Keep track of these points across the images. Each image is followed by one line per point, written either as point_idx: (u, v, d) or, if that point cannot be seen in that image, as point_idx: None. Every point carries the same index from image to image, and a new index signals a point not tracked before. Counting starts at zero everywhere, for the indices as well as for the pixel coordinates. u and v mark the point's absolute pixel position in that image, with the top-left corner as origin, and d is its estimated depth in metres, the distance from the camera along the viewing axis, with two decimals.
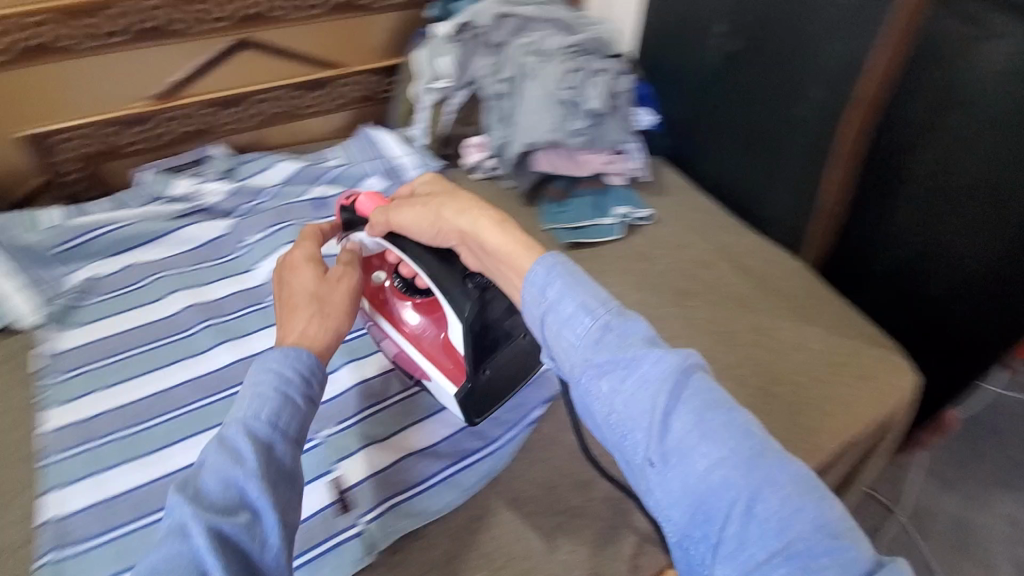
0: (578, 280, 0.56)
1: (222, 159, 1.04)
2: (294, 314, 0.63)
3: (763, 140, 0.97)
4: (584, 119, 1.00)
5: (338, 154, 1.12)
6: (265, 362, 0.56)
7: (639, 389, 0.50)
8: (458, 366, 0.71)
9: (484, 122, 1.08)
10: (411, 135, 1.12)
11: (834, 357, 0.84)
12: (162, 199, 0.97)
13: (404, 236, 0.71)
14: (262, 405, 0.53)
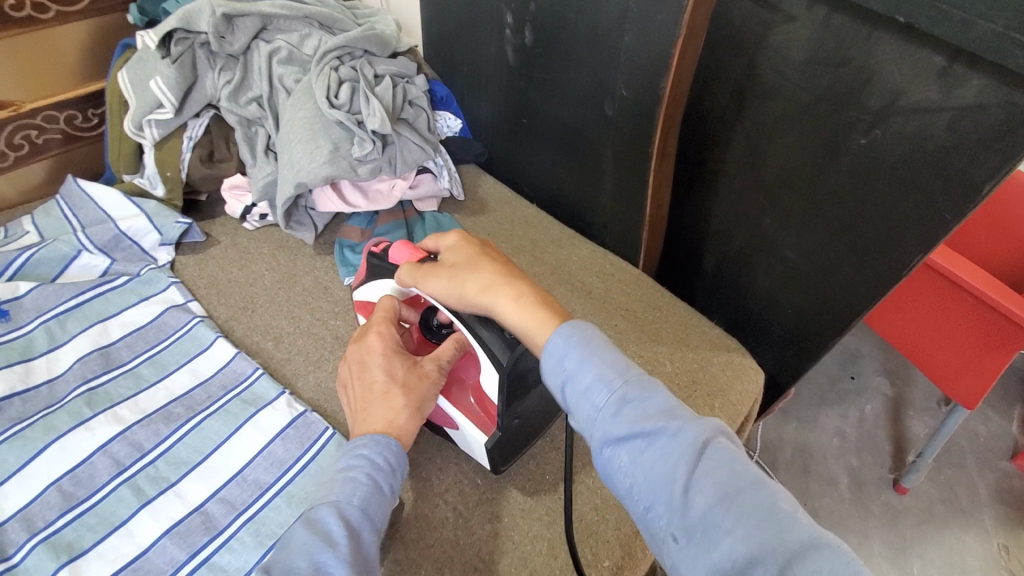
0: (594, 346, 0.47)
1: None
2: (376, 402, 0.53)
3: (580, 141, 0.87)
4: (370, 141, 0.79)
5: (33, 231, 0.80)
6: (355, 446, 0.49)
7: (658, 458, 0.42)
8: (489, 417, 0.59)
9: (241, 156, 0.82)
10: (140, 186, 0.84)
11: (689, 375, 0.77)
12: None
13: None
14: (354, 489, 0.45)
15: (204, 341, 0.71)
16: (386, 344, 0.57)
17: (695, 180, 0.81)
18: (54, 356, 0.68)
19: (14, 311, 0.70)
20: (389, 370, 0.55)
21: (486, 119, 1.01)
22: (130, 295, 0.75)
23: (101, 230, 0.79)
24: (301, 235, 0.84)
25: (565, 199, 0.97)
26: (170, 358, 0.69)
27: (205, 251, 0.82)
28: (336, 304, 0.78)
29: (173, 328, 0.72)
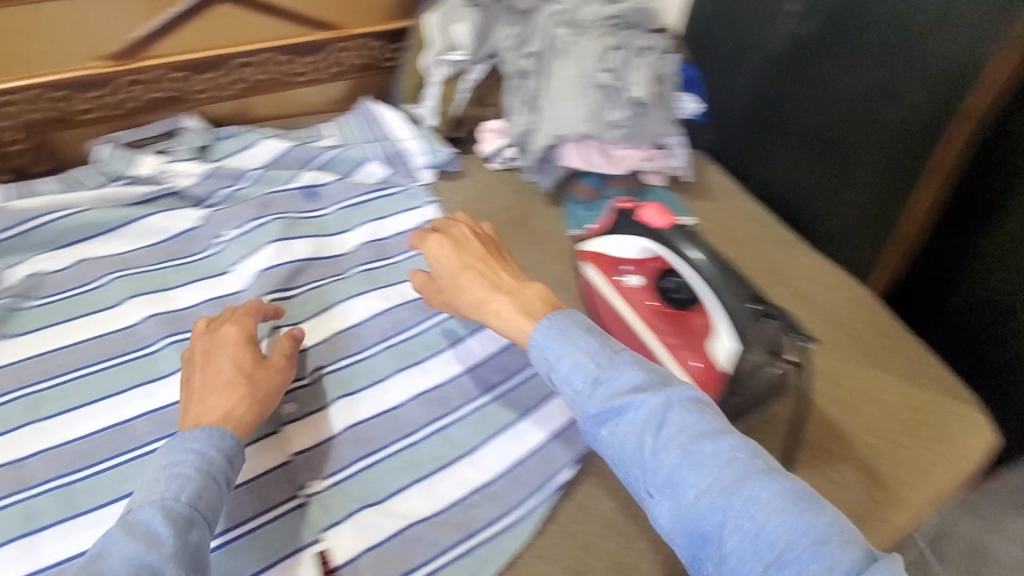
0: (568, 331, 0.53)
1: (195, 134, 0.88)
2: (217, 389, 0.55)
3: (835, 143, 0.85)
4: (628, 108, 0.83)
5: (333, 135, 0.96)
6: (183, 442, 0.49)
7: (631, 431, 0.47)
8: (709, 381, 0.61)
9: (506, 103, 0.92)
10: (417, 115, 0.96)
11: (911, 410, 0.71)
12: (125, 180, 0.82)
13: (688, 243, 0.63)
14: (178, 484, 0.46)
15: None
16: (242, 336, 0.60)
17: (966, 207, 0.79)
18: (343, 237, 0.82)
19: (320, 195, 0.86)
20: (235, 361, 0.57)
21: (730, 108, 1.01)
22: (399, 203, 0.88)
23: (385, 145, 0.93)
24: (540, 182, 0.91)
25: (799, 204, 0.94)
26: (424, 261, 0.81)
27: (458, 181, 0.94)
28: (560, 252, 0.85)
29: None
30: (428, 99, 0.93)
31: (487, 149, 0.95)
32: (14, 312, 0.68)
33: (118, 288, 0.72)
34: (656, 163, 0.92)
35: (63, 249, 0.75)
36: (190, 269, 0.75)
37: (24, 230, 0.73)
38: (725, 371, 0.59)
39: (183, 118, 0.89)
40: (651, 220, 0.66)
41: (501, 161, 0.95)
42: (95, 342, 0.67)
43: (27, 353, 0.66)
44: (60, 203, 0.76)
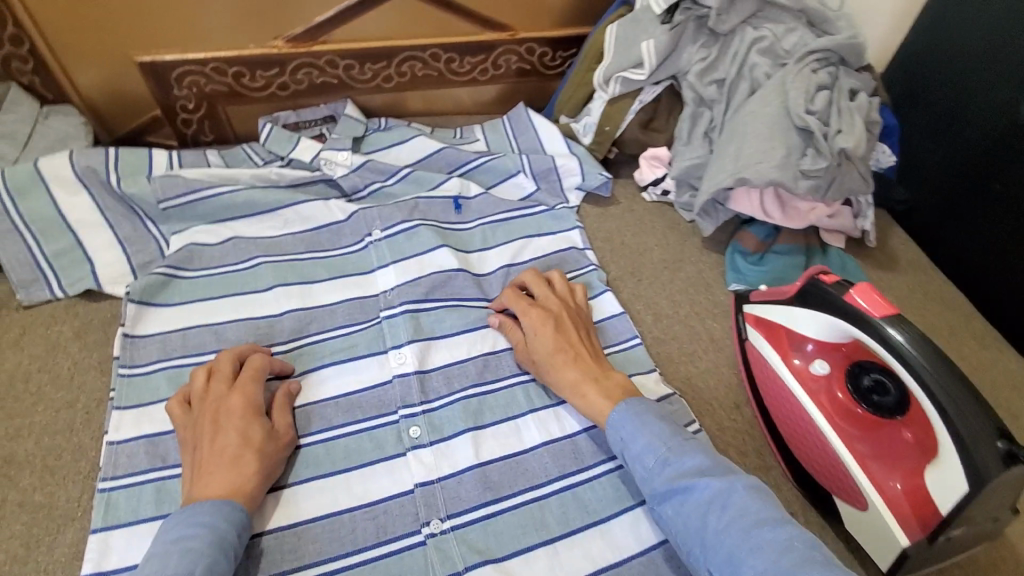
0: (643, 416, 0.55)
1: (353, 122, 0.86)
2: (205, 470, 0.51)
3: None
4: (826, 158, 0.72)
5: (482, 139, 0.91)
6: (192, 516, 0.47)
7: (694, 511, 0.49)
8: (913, 516, 0.50)
9: (677, 132, 0.83)
10: (573, 129, 0.89)
11: None
12: (283, 162, 0.82)
13: (911, 343, 0.51)
14: (192, 559, 0.44)
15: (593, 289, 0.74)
16: (247, 405, 0.55)
17: None
18: (484, 255, 0.78)
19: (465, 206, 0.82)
20: (238, 433, 0.53)
21: (933, 168, 0.86)
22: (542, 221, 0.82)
23: (539, 159, 0.86)
24: (700, 224, 0.82)
25: (1004, 296, 0.79)
26: None
27: (607, 207, 0.87)
28: (715, 306, 0.76)
29: (569, 266, 0.77)
30: (589, 117, 0.87)
31: (643, 179, 0.87)
32: (163, 279, 0.67)
33: (264, 274, 0.71)
34: (839, 219, 0.80)
35: (216, 223, 0.74)
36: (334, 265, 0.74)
37: (184, 199, 0.73)
38: (943, 513, 0.48)
39: (345, 104, 0.87)
40: (867, 307, 0.55)
41: (656, 193, 0.87)
42: (238, 326, 0.66)
43: (174, 328, 0.65)
44: (222, 176, 0.77)
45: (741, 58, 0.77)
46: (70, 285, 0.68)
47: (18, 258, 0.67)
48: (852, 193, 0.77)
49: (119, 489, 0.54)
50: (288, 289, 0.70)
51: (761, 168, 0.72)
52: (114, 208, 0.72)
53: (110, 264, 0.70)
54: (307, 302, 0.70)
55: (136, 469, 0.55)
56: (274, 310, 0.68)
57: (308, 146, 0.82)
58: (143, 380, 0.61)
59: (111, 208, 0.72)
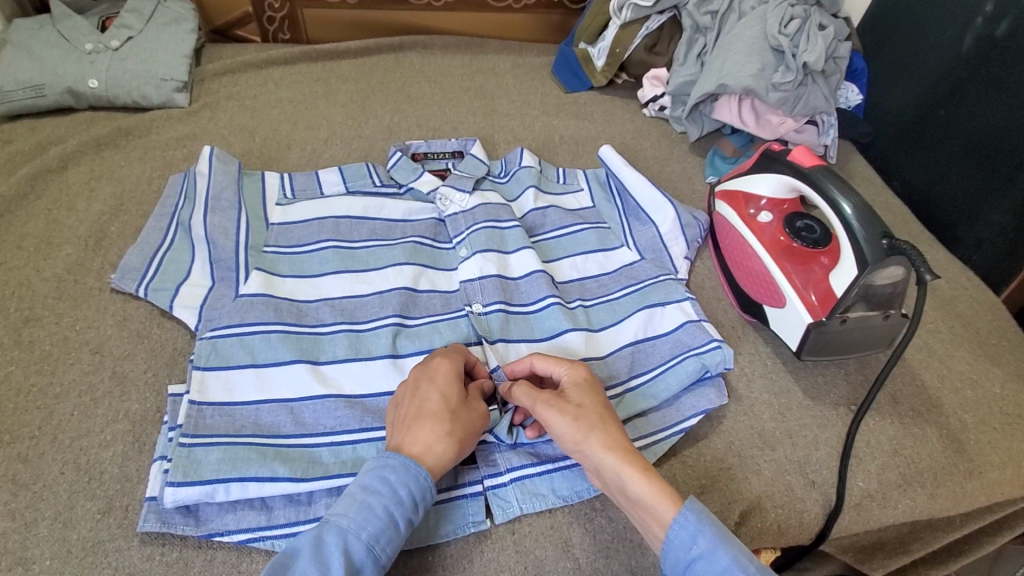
0: (722, 532, 0.49)
1: (475, 161, 0.84)
2: (427, 419, 0.52)
3: (999, 147, 0.84)
4: (793, 72, 0.87)
5: (587, 190, 0.85)
6: (384, 467, 0.49)
7: None
8: (821, 305, 0.66)
9: (674, 55, 1.00)
10: (589, 54, 1.06)
11: (1015, 407, 0.71)
12: (401, 191, 0.81)
13: (830, 181, 0.67)
14: (368, 523, 0.46)
15: (633, 240, 0.79)
16: (452, 374, 0.55)
17: None
18: (543, 212, 0.81)
19: (547, 245, 0.78)
20: (446, 396, 0.53)
21: (895, 104, 1.00)
22: (597, 189, 0.85)
23: (642, 230, 0.80)
24: (687, 130, 0.99)
25: (943, 206, 0.93)
26: (602, 254, 0.78)
27: (613, 117, 1.03)
28: (694, 193, 0.93)
29: (615, 232, 0.81)
30: (603, 44, 1.04)
31: (644, 97, 1.03)
32: (236, 343, 0.60)
33: (339, 345, 0.62)
34: (804, 135, 0.96)
35: (300, 278, 0.68)
36: (391, 137, 0.92)
37: (288, 248, 0.71)
38: (838, 297, 0.64)
39: (473, 142, 0.87)
40: (800, 160, 0.71)
41: (655, 108, 1.03)
42: (317, 222, 0.74)
43: (244, 397, 0.57)
44: (330, 214, 0.75)
45: None
46: (157, 287, 0.65)
47: (141, 241, 0.68)
48: (817, 111, 0.91)
49: (202, 445, 0.53)
50: (351, 147, 0.89)
51: (737, 79, 0.88)
52: (214, 225, 0.69)
53: (195, 284, 0.65)
54: (364, 155, 0.89)
55: (219, 430, 0.54)
56: (341, 157, 0.88)
57: (430, 178, 0.81)
58: (225, 416, 0.56)
59: (225, 199, 0.72)
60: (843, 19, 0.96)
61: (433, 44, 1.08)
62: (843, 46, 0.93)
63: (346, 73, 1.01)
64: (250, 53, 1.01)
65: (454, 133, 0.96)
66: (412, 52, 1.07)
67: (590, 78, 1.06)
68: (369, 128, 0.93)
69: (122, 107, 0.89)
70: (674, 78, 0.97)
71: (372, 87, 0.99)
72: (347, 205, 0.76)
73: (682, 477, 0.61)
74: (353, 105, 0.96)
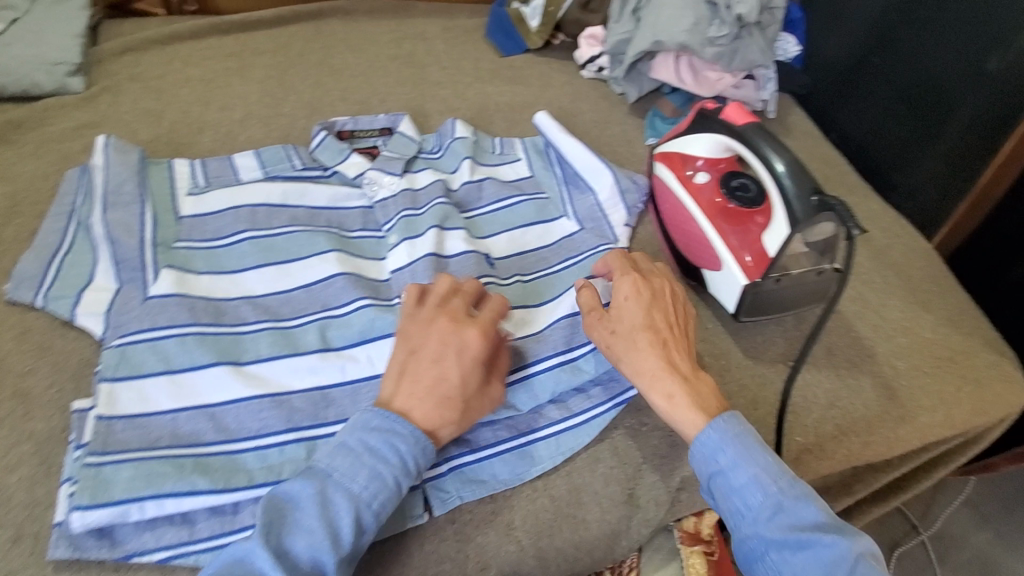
0: (747, 451, 0.53)
1: (405, 139, 0.80)
2: (449, 403, 0.53)
3: (934, 93, 0.83)
4: (728, 26, 0.85)
5: (524, 160, 0.82)
6: (400, 443, 0.51)
7: (811, 568, 0.49)
8: (757, 266, 0.66)
9: (609, 12, 0.96)
10: (522, 13, 1.02)
11: (943, 351, 0.73)
12: (324, 172, 0.76)
13: (762, 138, 0.66)
14: (379, 493, 0.49)
15: (574, 210, 0.77)
16: (476, 352, 0.54)
17: None
18: (478, 186, 0.77)
19: (483, 220, 0.75)
20: (466, 377, 0.54)
21: (828, 53, 0.98)
22: (536, 158, 0.82)
23: (582, 199, 0.78)
24: (626, 91, 0.96)
25: (876, 155, 0.94)
26: (541, 228, 0.75)
27: (551, 80, 0.99)
28: (633, 156, 0.91)
29: (554, 203, 0.78)
30: (536, 2, 1.00)
31: (581, 57, 0.99)
32: (147, 349, 0.56)
33: (262, 342, 0.59)
34: (743, 91, 0.95)
35: (217, 274, 0.64)
36: (312, 114, 0.86)
37: (203, 243, 0.66)
38: (772, 257, 0.64)
39: (403, 118, 0.83)
40: (733, 118, 0.70)
41: (593, 69, 0.99)
42: (235, 211, 0.69)
43: (159, 406, 0.54)
44: (247, 202, 0.70)
45: None
46: (56, 296, 0.60)
47: (37, 246, 0.63)
48: (754, 66, 0.90)
49: (112, 462, 0.50)
50: (271, 126, 0.84)
51: (672, 36, 0.85)
52: (115, 223, 0.63)
53: (100, 288, 0.60)
54: (286, 135, 0.83)
55: (131, 445, 0.51)
56: (261, 137, 0.82)
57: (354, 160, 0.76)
58: (138, 428, 0.52)
59: (126, 192, 0.67)
60: None
61: (356, 11, 1.02)
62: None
63: (261, 46, 0.94)
64: (153, 28, 0.92)
65: (382, 107, 0.90)
66: (334, 20, 1.01)
67: (525, 39, 1.02)
68: (289, 105, 0.87)
69: (11, 97, 0.81)
70: (609, 37, 0.94)
71: (293, 62, 0.93)
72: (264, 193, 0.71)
73: (625, 449, 0.61)
74: (271, 81, 0.89)
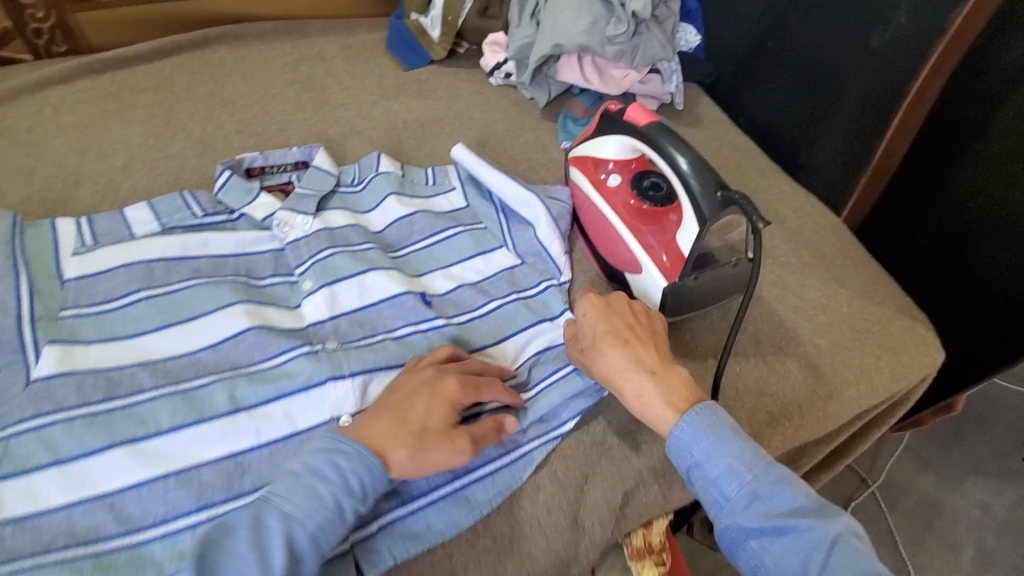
0: (724, 440, 0.54)
1: (320, 174, 0.76)
2: (403, 431, 0.53)
3: (824, 74, 0.85)
4: (625, 23, 0.85)
5: (459, 190, 0.80)
6: (340, 461, 0.50)
7: (790, 552, 0.50)
8: (672, 267, 0.67)
9: (509, 17, 0.94)
10: (422, 25, 0.99)
11: (861, 323, 0.76)
12: (230, 217, 0.71)
13: (665, 137, 0.66)
14: (315, 513, 0.48)
15: (511, 241, 0.76)
16: (452, 393, 0.55)
17: (937, 142, 0.82)
18: (410, 222, 0.75)
19: (410, 254, 0.73)
20: (431, 414, 0.54)
21: (728, 39, 1.01)
22: (472, 188, 0.80)
23: (521, 232, 0.76)
24: (535, 96, 0.95)
25: (783, 136, 0.95)
26: (479, 262, 0.73)
27: (460, 90, 0.97)
28: (549, 162, 0.90)
29: (494, 236, 0.76)
30: (434, 12, 0.97)
31: (487, 64, 0.97)
32: (32, 439, 0.51)
33: (165, 413, 0.54)
34: (650, 86, 0.95)
35: (109, 341, 0.58)
36: (204, 152, 0.81)
37: (92, 308, 0.61)
38: (686, 257, 0.65)
39: (317, 150, 0.79)
40: (636, 118, 0.69)
41: (500, 76, 0.97)
42: (126, 270, 0.63)
43: (50, 503, 0.49)
44: (139, 258, 0.64)
45: None
46: None
47: None
48: (656, 60, 0.90)
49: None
50: (160, 171, 0.77)
51: (572, 37, 0.85)
52: None
53: None
54: (177, 178, 0.77)
55: (20, 553, 0.46)
56: (149, 183, 0.76)
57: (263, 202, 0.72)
58: (27, 531, 0.47)
59: None
60: None
61: (245, 35, 0.96)
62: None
63: (142, 82, 0.87)
64: (16, 75, 0.84)
65: (281, 135, 0.85)
66: (221, 47, 0.94)
67: (428, 50, 0.99)
68: (179, 144, 0.81)
69: None
70: (512, 43, 0.92)
71: (180, 97, 0.87)
72: (157, 245, 0.65)
73: (563, 473, 0.59)
74: (156, 120, 0.83)
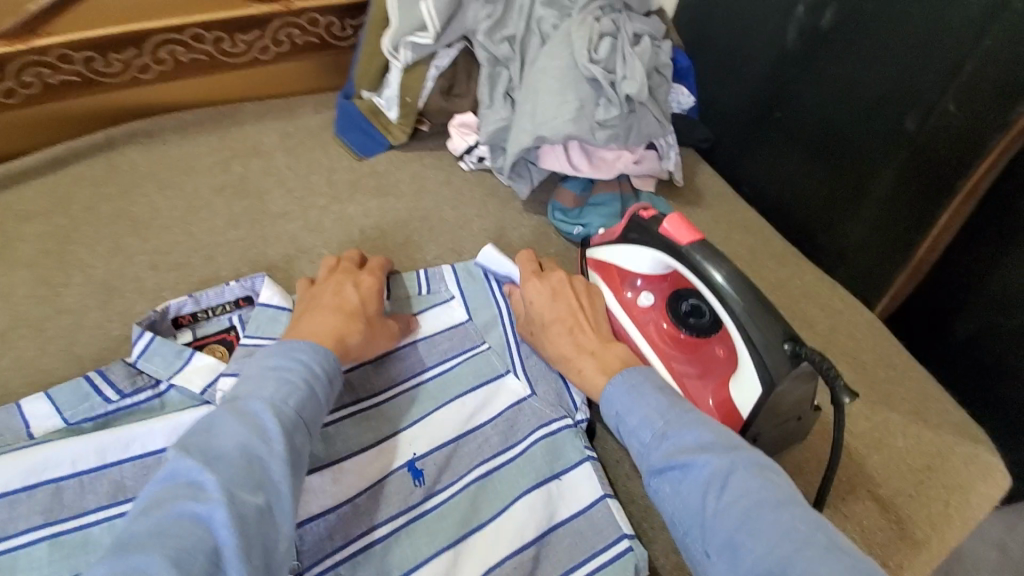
0: (647, 391, 0.52)
1: (269, 315, 0.61)
2: (345, 315, 0.57)
3: (848, 151, 0.74)
4: (617, 106, 0.72)
5: (459, 297, 0.67)
6: (292, 350, 0.50)
7: (693, 492, 0.45)
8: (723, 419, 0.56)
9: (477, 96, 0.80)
10: (375, 105, 0.84)
11: (921, 460, 0.65)
12: (156, 392, 0.56)
13: (719, 273, 0.53)
14: (291, 395, 0.47)
15: (522, 367, 0.63)
16: (374, 285, 0.62)
17: (985, 235, 0.70)
18: (404, 353, 0.62)
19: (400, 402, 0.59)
20: (360, 297, 0.60)
21: (727, 103, 0.89)
22: (476, 294, 0.67)
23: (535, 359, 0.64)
24: (517, 187, 0.80)
25: (799, 215, 0.84)
26: (489, 391, 0.61)
27: (425, 180, 0.83)
28: None
29: (503, 357, 0.64)
30: (389, 90, 0.82)
31: (455, 149, 0.83)
32: None
33: None
34: (645, 165, 0.81)
35: None
36: (111, 300, 0.65)
37: None
38: (744, 417, 0.54)
39: (262, 280, 0.64)
40: (675, 236, 0.57)
41: (472, 160, 0.84)
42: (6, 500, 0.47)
43: None
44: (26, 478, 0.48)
45: (525, 15, 0.77)
46: None
47: None
48: (652, 137, 0.77)
49: None
50: (53, 336, 0.62)
51: (557, 126, 0.70)
52: None
53: None
54: (77, 342, 0.62)
55: None
56: (39, 355, 0.60)
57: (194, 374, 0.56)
58: None
59: None
60: (654, 20, 0.82)
61: (161, 130, 0.79)
62: (663, 54, 0.80)
63: (28, 206, 0.70)
64: None
65: (209, 265, 0.70)
66: (130, 147, 0.78)
67: (384, 135, 0.84)
68: (75, 293, 0.65)
69: None
70: (484, 126, 0.78)
71: (77, 222, 0.70)
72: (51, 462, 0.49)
73: None
74: (46, 258, 0.67)
